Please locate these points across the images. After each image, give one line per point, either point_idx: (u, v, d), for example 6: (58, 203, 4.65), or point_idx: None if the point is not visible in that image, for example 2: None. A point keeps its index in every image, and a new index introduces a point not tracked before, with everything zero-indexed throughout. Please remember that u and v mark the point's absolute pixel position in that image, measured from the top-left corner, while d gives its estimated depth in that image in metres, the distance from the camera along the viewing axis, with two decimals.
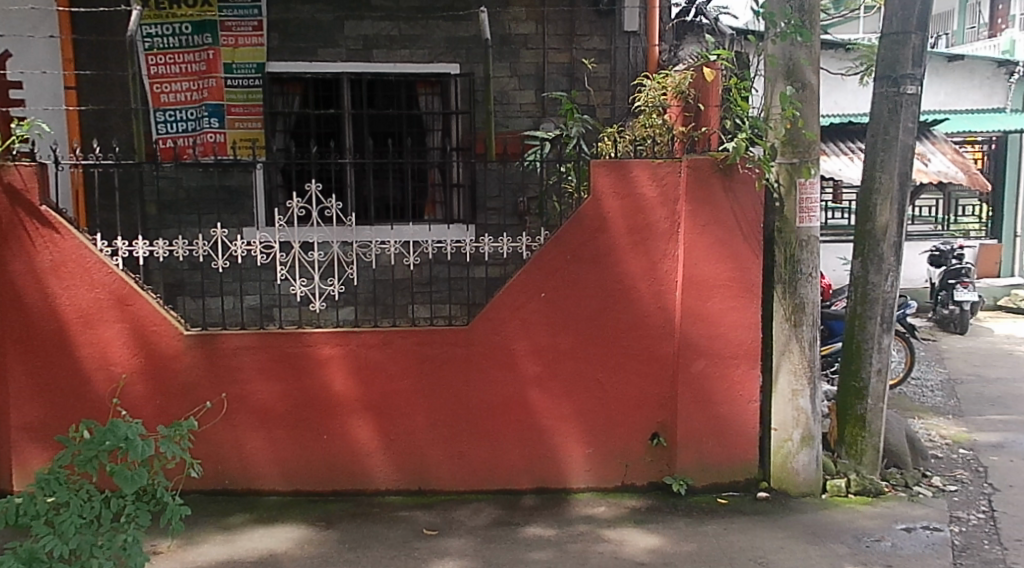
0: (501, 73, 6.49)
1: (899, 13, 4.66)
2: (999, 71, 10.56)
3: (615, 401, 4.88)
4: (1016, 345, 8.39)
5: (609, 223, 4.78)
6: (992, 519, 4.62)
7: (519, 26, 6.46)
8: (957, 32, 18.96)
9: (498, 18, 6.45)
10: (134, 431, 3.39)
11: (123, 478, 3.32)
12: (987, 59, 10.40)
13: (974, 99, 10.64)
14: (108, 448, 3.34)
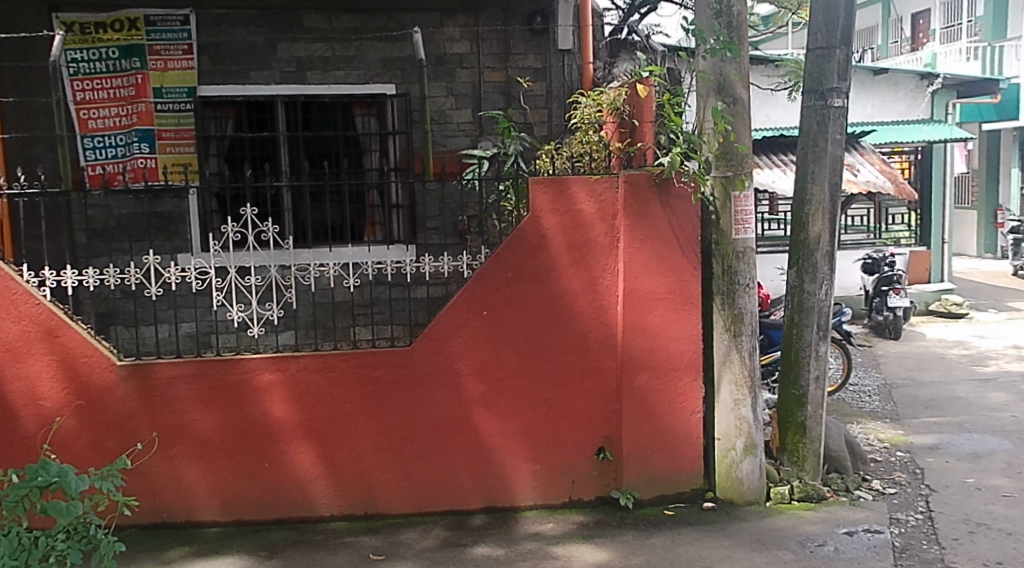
0: (437, 92, 6.50)
1: (823, 28, 4.78)
2: (921, 83, 10.93)
3: (560, 416, 4.88)
4: (948, 348, 8.63)
5: (548, 240, 4.81)
6: (930, 519, 4.73)
7: (454, 45, 6.49)
8: (882, 47, 19.53)
9: (433, 39, 6.47)
10: (67, 468, 3.42)
11: (56, 512, 3.31)
12: (910, 72, 10.75)
13: (899, 111, 10.96)
14: (40, 485, 3.36)
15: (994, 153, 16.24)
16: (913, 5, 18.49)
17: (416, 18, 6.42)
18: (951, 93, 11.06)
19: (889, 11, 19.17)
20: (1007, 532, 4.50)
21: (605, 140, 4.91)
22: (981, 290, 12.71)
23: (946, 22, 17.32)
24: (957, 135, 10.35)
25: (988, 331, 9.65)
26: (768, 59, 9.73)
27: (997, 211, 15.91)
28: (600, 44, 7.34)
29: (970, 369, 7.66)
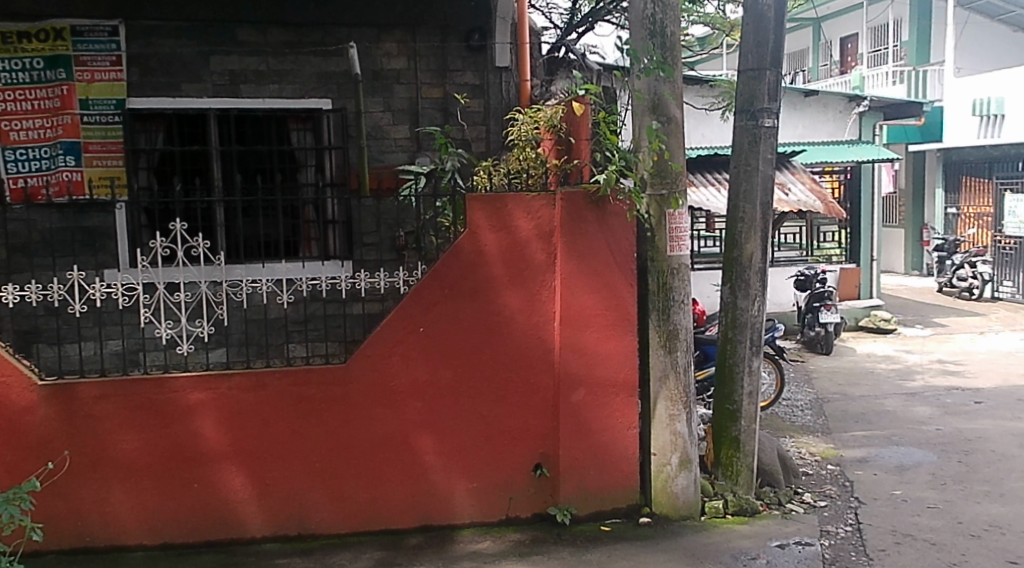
0: (374, 108, 6.47)
1: (754, 50, 4.88)
2: (849, 105, 11.25)
3: (497, 433, 4.87)
4: (877, 363, 8.85)
5: (485, 256, 4.82)
6: (859, 531, 4.82)
7: (391, 61, 6.48)
8: (812, 69, 20.06)
9: (370, 53, 6.45)
10: None
11: None
12: (839, 94, 11.06)
13: (829, 131, 11.25)
14: None
15: (919, 170, 16.69)
16: (842, 30, 19.06)
17: (352, 33, 6.39)
18: (878, 115, 11.41)
19: (818, 35, 19.72)
20: (932, 542, 4.60)
21: (543, 157, 4.94)
22: (909, 306, 13.09)
23: (873, 46, 17.87)
24: (884, 155, 10.69)
25: (916, 345, 9.93)
26: (702, 80, 9.91)
27: (922, 230, 16.41)
28: (537, 63, 7.42)
29: (898, 383, 7.85)
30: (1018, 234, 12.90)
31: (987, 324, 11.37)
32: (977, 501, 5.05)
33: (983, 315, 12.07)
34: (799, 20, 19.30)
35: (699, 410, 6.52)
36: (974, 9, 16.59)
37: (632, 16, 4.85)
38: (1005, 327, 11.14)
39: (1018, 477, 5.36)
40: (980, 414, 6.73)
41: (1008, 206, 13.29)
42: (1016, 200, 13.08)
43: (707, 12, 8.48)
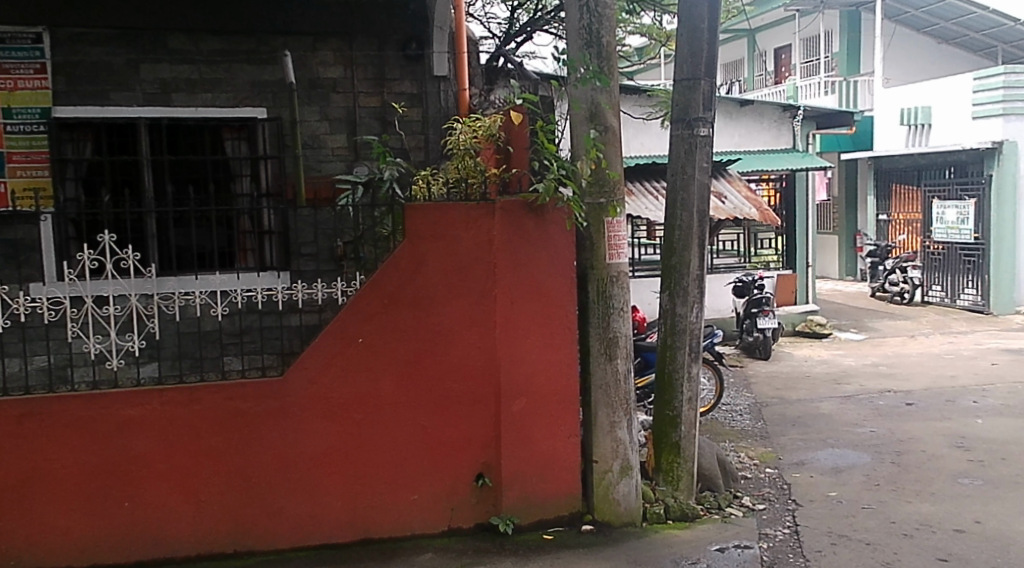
0: (311, 116, 6.41)
1: (689, 60, 4.95)
2: (784, 115, 11.50)
3: (438, 443, 4.85)
4: (814, 367, 9.03)
5: (425, 266, 4.80)
6: (796, 533, 4.90)
7: (327, 69, 6.43)
8: (748, 79, 20.43)
9: (305, 62, 6.40)
10: None
11: None
12: (773, 104, 11.29)
13: (765, 140, 11.48)
14: None
15: (851, 180, 17.10)
16: (775, 41, 19.46)
17: (287, 41, 6.34)
18: (811, 124, 11.68)
19: (752, 45, 20.11)
20: (866, 542, 4.69)
21: (482, 166, 4.91)
22: (844, 310, 13.39)
23: (806, 57, 18.32)
24: (818, 164, 10.95)
25: (851, 349, 10.15)
26: (639, 89, 10.04)
27: (855, 237, 16.80)
28: (475, 72, 7.45)
29: (834, 387, 8.00)
30: (947, 239, 13.37)
31: (918, 328, 11.69)
32: (908, 501, 5.16)
33: (914, 319, 12.41)
34: (734, 31, 19.69)
35: (640, 416, 6.57)
36: (900, 22, 17.13)
37: (568, 27, 4.88)
38: (935, 331, 11.48)
39: (948, 476, 5.51)
40: (912, 415, 6.90)
41: (935, 211, 13.69)
42: (943, 206, 13.51)
43: (643, 22, 8.62)
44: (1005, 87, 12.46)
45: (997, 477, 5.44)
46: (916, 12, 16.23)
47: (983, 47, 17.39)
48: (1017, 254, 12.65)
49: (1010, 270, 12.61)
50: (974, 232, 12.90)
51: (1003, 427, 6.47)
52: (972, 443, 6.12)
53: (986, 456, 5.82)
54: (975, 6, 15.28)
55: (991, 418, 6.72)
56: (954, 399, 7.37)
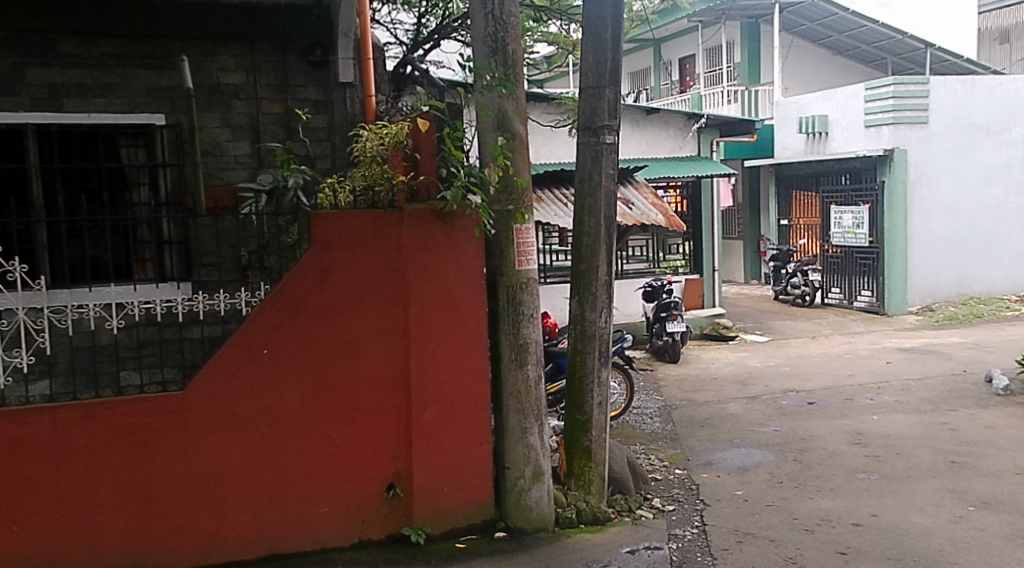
0: (211, 123, 6.34)
1: (593, 69, 5.02)
2: (689, 123, 11.81)
3: (348, 454, 4.77)
4: (721, 369, 9.25)
5: (333, 274, 4.73)
6: (703, 532, 5.00)
7: (228, 75, 6.37)
8: (654, 88, 20.87)
9: (205, 67, 6.32)
10: None
11: None
12: (678, 113, 11.60)
13: (670, 147, 11.77)
14: None
15: (754, 186, 17.62)
16: (680, 51, 19.89)
17: (185, 46, 6.24)
18: (715, 132, 12.01)
19: (658, 55, 20.56)
20: (770, 539, 4.81)
21: (389, 174, 4.85)
22: (749, 314, 13.76)
23: (709, 66, 18.86)
24: (721, 170, 11.26)
25: (756, 351, 10.44)
26: (547, 97, 10.18)
27: (759, 242, 17.30)
28: (382, 78, 7.43)
29: (741, 388, 8.20)
30: (845, 243, 14.03)
31: (819, 329, 12.11)
32: (810, 497, 5.33)
33: (815, 321, 12.85)
34: (641, 41, 20.11)
35: (551, 422, 6.62)
36: (797, 34, 17.74)
37: (474, 34, 4.89)
38: (834, 331, 11.91)
39: (847, 471, 5.71)
40: (813, 414, 7.13)
41: (833, 216, 14.34)
42: (840, 211, 14.15)
43: (551, 31, 8.78)
44: (894, 97, 12.95)
45: (891, 471, 5.67)
46: (811, 25, 16.91)
47: (874, 59, 18.27)
48: (910, 257, 13.25)
49: (903, 272, 13.18)
50: (868, 236, 13.52)
51: (896, 423, 6.74)
52: (869, 439, 6.36)
53: (882, 452, 6.06)
54: (866, 20, 15.99)
55: (885, 415, 7.00)
56: (851, 397, 7.65)
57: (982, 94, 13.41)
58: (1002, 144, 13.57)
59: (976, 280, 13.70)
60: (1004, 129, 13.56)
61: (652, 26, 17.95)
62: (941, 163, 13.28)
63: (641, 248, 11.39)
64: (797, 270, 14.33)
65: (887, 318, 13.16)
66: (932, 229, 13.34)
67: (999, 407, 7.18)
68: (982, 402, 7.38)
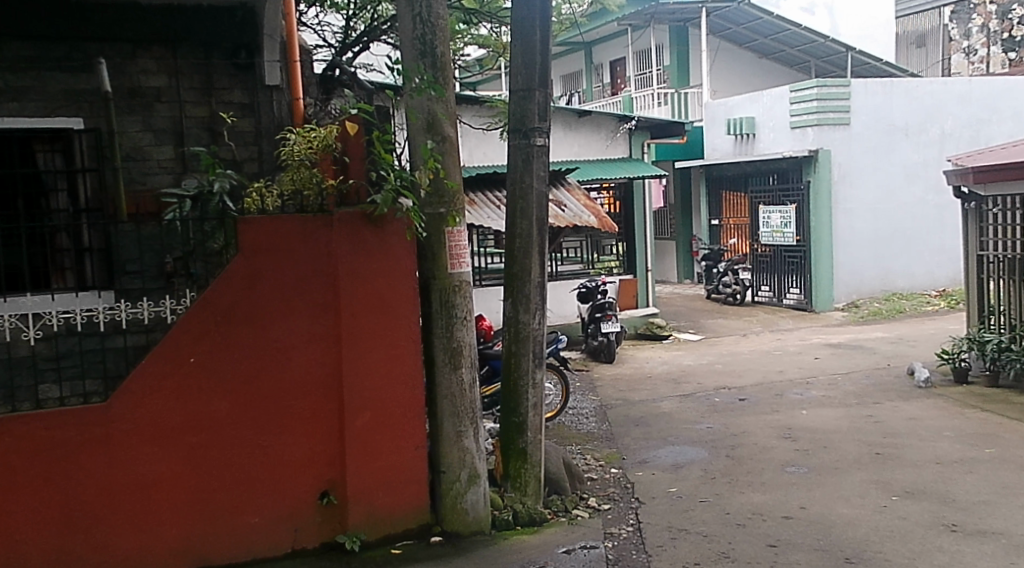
0: (132, 127, 6.26)
1: (523, 71, 5.04)
2: (620, 125, 11.98)
3: (279, 463, 4.70)
4: (655, 368, 9.38)
5: (260, 280, 4.65)
6: (638, 530, 5.05)
7: (149, 78, 6.30)
8: (586, 90, 21.05)
9: (124, 70, 6.24)
10: None
11: None
12: (610, 115, 11.76)
13: (601, 149, 11.93)
14: None
15: (686, 187, 17.89)
16: (609, 53, 20.05)
17: (103, 48, 6.15)
18: (646, 134, 12.21)
19: (589, 58, 20.73)
20: (703, 535, 4.88)
21: (318, 178, 4.77)
22: (683, 313, 13.96)
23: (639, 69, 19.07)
24: (653, 172, 11.43)
25: (689, 349, 10.61)
26: (479, 100, 10.24)
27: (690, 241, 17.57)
28: (308, 81, 7.64)
29: (675, 387, 8.32)
30: (774, 242, 14.32)
31: (750, 327, 12.36)
32: (741, 492, 5.42)
33: (746, 318, 13.11)
34: (572, 44, 20.27)
35: (486, 425, 6.64)
36: (723, 37, 18.04)
37: (401, 37, 4.87)
38: (764, 329, 12.16)
39: (776, 466, 5.83)
40: (744, 410, 7.27)
41: (761, 216, 14.58)
42: (769, 211, 14.40)
43: (481, 33, 8.86)
44: (818, 98, 13.36)
45: (819, 464, 5.81)
46: (737, 28, 17.31)
47: (798, 62, 18.81)
48: (835, 254, 13.66)
49: (830, 269, 13.53)
50: (795, 235, 13.87)
51: (824, 417, 6.91)
52: (798, 433, 6.51)
53: (810, 445, 6.20)
54: (790, 24, 16.42)
55: (814, 409, 7.17)
56: (781, 392, 7.82)
57: (899, 96, 13.79)
58: (920, 144, 13.98)
59: (898, 276, 14.12)
60: (921, 131, 13.95)
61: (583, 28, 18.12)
62: (863, 162, 13.70)
63: (576, 250, 11.47)
64: (728, 269, 14.56)
65: (815, 314, 13.51)
66: (856, 226, 13.78)
67: (920, 399, 7.42)
68: (904, 394, 7.61)
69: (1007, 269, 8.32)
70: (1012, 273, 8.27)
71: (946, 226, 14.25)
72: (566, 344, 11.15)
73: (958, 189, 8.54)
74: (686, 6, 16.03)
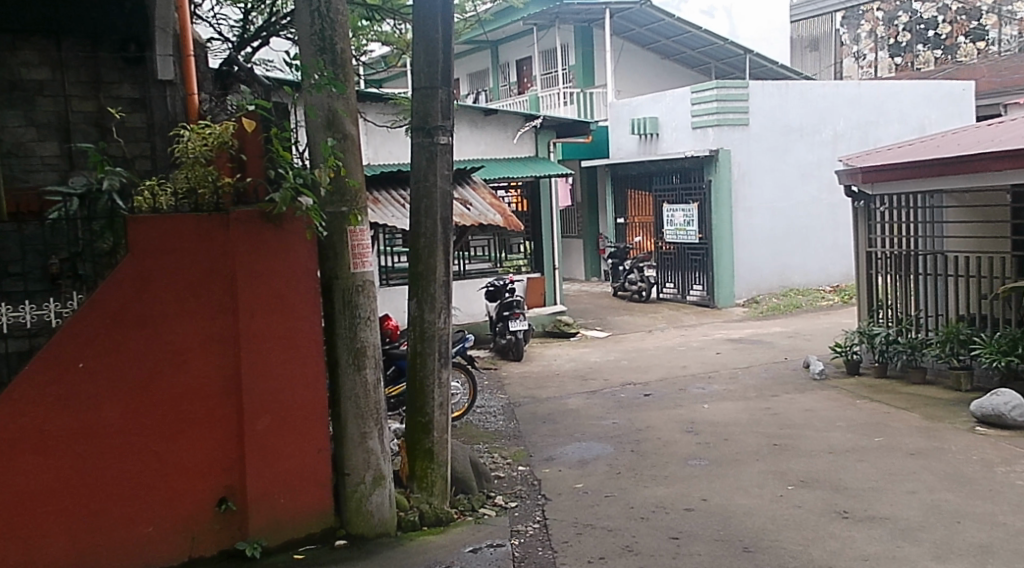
0: (14, 122, 6.41)
1: (425, 69, 5.00)
2: (527, 124, 12.07)
3: (175, 469, 4.55)
4: (561, 365, 9.48)
5: (152, 281, 4.48)
6: (545, 527, 5.09)
7: (31, 71, 6.50)
8: (492, 89, 21.11)
9: (6, 63, 6.42)
10: None
11: None
12: (515, 114, 11.86)
13: (509, 149, 12.04)
14: None
15: (592, 186, 18.15)
16: (516, 53, 20.15)
17: None
18: (551, 133, 12.37)
19: (495, 57, 20.81)
20: (608, 529, 4.93)
21: (214, 176, 4.67)
22: (590, 310, 14.14)
23: (546, 69, 19.24)
24: (559, 171, 11.58)
25: (596, 346, 10.76)
26: (383, 97, 10.24)
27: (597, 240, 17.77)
28: (204, 77, 7.34)
29: (581, 383, 8.42)
30: (677, 239, 14.61)
31: (655, 323, 12.60)
32: (645, 486, 5.52)
33: (652, 315, 13.37)
34: (478, 43, 20.32)
35: (392, 425, 6.58)
36: (627, 38, 18.32)
37: (299, 32, 4.77)
38: (669, 325, 12.41)
39: (679, 459, 5.96)
40: (649, 405, 7.40)
41: (666, 214, 14.88)
42: (672, 209, 14.72)
43: (384, 30, 8.88)
44: (718, 100, 13.72)
45: (720, 456, 5.96)
46: (640, 30, 17.61)
47: (698, 64, 19.29)
48: (736, 252, 14.08)
49: (730, 267, 13.99)
50: (697, 232, 14.16)
51: (724, 411, 7.09)
52: (700, 427, 6.66)
53: (711, 438, 6.36)
54: (691, 27, 16.86)
55: (715, 403, 7.36)
56: (684, 386, 8.00)
57: (795, 99, 14.30)
58: (814, 145, 14.56)
59: (795, 272, 14.65)
60: (815, 131, 14.53)
61: (488, 26, 18.26)
62: (762, 162, 14.15)
63: (483, 248, 11.50)
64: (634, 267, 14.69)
65: (717, 310, 13.89)
66: (759, 225, 14.24)
67: (815, 391, 7.69)
68: (800, 386, 7.88)
69: (894, 265, 8.69)
70: (899, 268, 8.65)
71: (839, 223, 14.89)
72: (474, 343, 11.16)
73: (849, 188, 8.88)
74: (590, 7, 16.30)
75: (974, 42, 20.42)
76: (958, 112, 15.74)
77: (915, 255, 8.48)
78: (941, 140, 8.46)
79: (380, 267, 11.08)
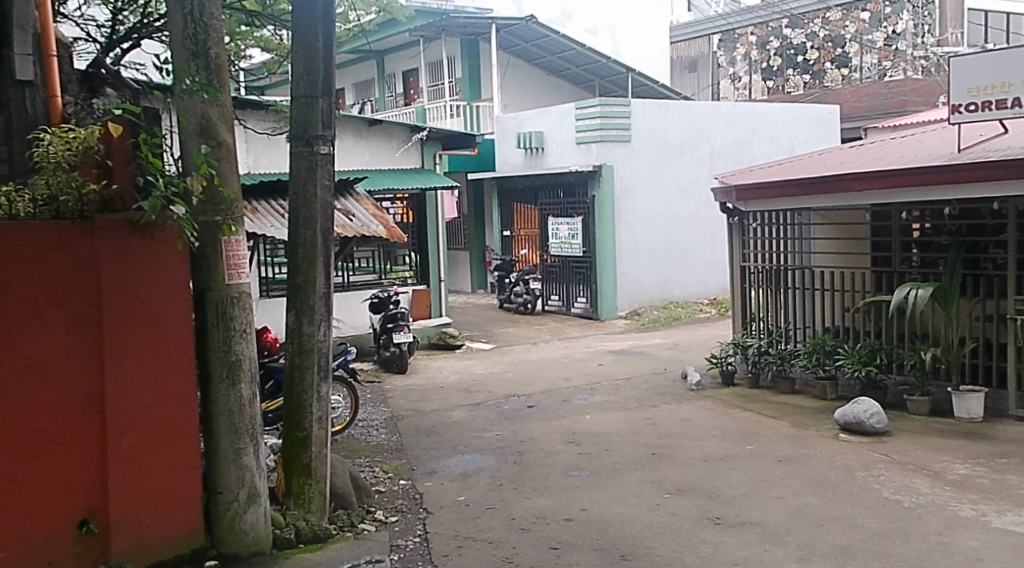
0: None
1: (306, 78, 4.92)
2: (413, 136, 12.12)
3: (31, 491, 4.26)
4: (444, 378, 9.46)
5: (8, 291, 4.17)
6: (425, 540, 5.05)
7: None
8: (378, 99, 20.93)
9: None
10: None
11: None
12: (401, 125, 11.85)
13: (395, 159, 12.02)
14: None
15: (479, 201, 18.28)
16: (403, 64, 20.06)
17: None
18: (438, 145, 12.42)
19: (381, 67, 20.66)
20: (489, 541, 4.94)
21: (78, 182, 4.42)
22: (475, 323, 14.17)
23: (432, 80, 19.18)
24: (445, 183, 11.63)
25: (480, 358, 10.80)
26: (265, 104, 10.02)
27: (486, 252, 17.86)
28: (68, 77, 6.92)
29: (465, 396, 8.42)
30: (562, 253, 14.85)
31: (538, 336, 12.75)
32: (527, 497, 5.55)
33: (537, 327, 13.51)
34: (364, 53, 20.14)
35: (270, 440, 6.41)
36: (514, 53, 18.53)
37: (171, 35, 4.62)
38: (553, 337, 12.58)
39: (561, 470, 6.03)
40: (532, 417, 7.47)
41: (551, 228, 15.10)
42: (557, 222, 14.93)
43: (263, 35, 8.72)
44: (602, 116, 14.00)
45: (600, 466, 6.06)
46: (526, 45, 17.92)
47: (583, 81, 19.70)
48: (620, 266, 14.39)
49: (613, 279, 14.29)
50: (581, 246, 14.43)
51: (605, 422, 7.23)
52: (581, 438, 6.76)
53: (592, 448, 6.46)
54: (575, 44, 17.27)
55: (596, 414, 7.49)
56: (567, 398, 8.11)
57: (674, 118, 14.80)
58: (693, 162, 15.09)
59: (676, 285, 15.11)
60: (693, 149, 15.07)
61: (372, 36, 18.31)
62: (647, 178, 14.58)
63: (367, 260, 11.49)
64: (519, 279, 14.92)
65: (602, 322, 14.14)
66: (644, 239, 14.64)
67: (692, 401, 7.94)
68: (678, 397, 8.12)
69: (766, 279, 9.19)
70: (770, 283, 9.13)
71: (717, 239, 15.50)
72: (358, 355, 11.01)
73: (725, 205, 9.25)
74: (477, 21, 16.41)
75: (839, 68, 20.87)
76: (825, 133, 16.68)
77: (785, 270, 8.99)
78: (809, 159, 8.88)
79: (262, 278, 10.82)
